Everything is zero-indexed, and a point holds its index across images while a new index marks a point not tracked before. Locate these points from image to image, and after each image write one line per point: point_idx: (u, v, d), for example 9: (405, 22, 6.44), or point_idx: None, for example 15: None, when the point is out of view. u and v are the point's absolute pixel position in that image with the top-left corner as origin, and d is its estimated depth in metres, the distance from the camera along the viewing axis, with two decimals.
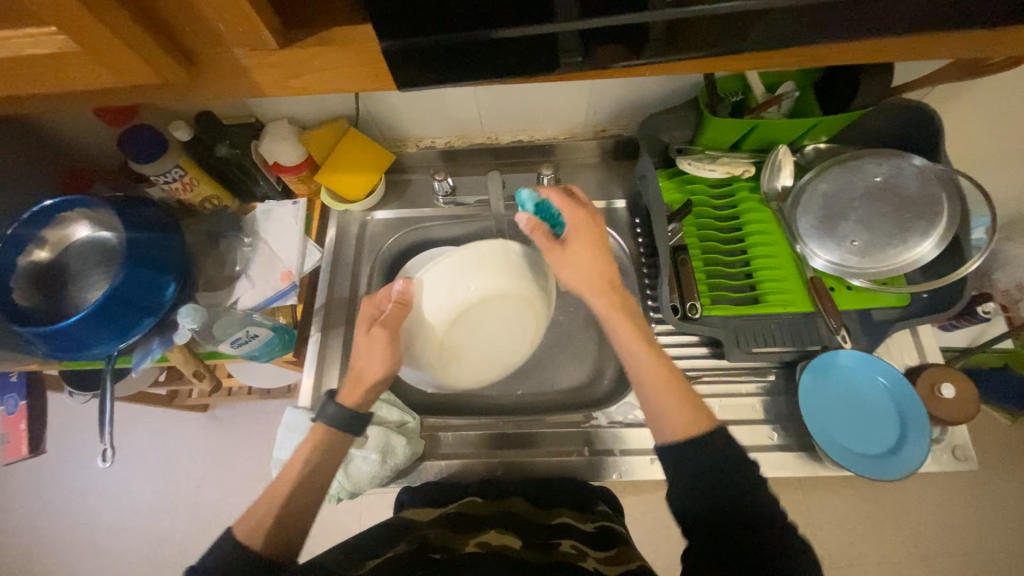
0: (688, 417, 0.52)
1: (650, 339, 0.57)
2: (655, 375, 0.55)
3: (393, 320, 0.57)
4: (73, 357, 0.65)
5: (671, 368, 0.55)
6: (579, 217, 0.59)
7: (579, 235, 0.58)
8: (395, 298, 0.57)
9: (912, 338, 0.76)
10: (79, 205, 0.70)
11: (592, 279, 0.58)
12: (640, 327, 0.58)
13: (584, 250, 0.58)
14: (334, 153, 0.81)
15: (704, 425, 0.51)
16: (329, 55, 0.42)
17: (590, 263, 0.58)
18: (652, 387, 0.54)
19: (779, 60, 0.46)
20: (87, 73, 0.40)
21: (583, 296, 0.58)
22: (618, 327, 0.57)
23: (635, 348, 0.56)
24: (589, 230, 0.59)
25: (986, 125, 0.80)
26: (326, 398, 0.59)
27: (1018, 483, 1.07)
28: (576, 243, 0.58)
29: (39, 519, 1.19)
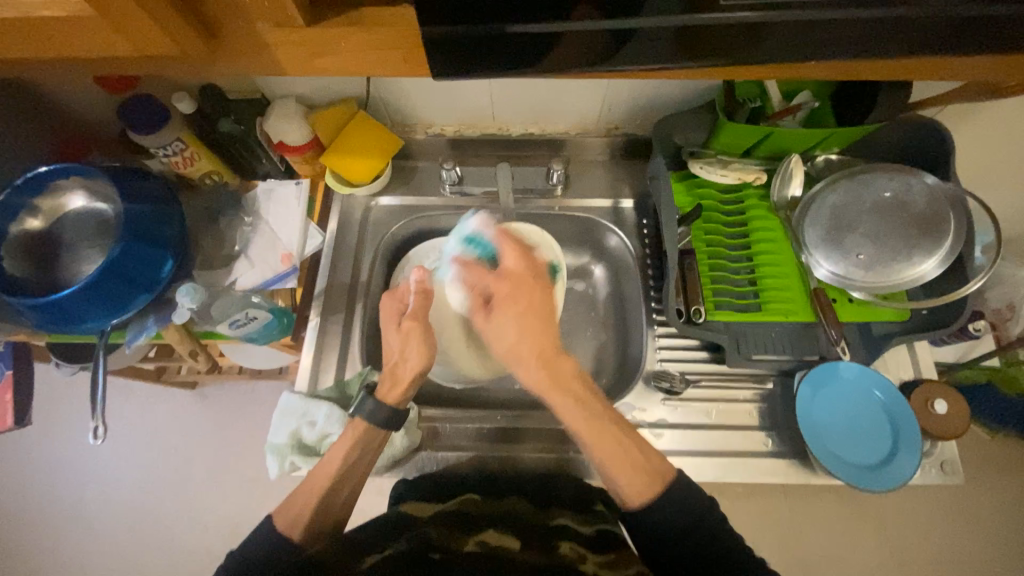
0: (638, 487, 0.52)
1: (598, 410, 0.55)
2: (608, 446, 0.53)
3: (419, 310, 0.63)
4: (66, 330, 0.64)
5: (624, 440, 0.54)
6: (502, 281, 0.60)
7: (504, 299, 0.59)
8: (416, 289, 0.64)
9: (908, 353, 0.77)
10: (75, 174, 0.67)
11: (518, 352, 0.56)
12: (585, 395, 0.55)
13: (507, 317, 0.58)
14: (342, 135, 0.79)
15: (655, 492, 0.52)
16: (354, 36, 0.40)
17: (514, 329, 0.57)
18: (604, 460, 0.53)
19: (806, 71, 0.45)
20: (102, 37, 0.38)
21: (514, 368, 0.57)
22: (557, 402, 0.55)
23: (578, 424, 0.54)
24: (516, 296, 0.58)
25: (996, 145, 0.81)
26: (366, 393, 0.60)
27: (994, 497, 1.09)
28: (503, 308, 0.58)
29: (20, 490, 1.17)
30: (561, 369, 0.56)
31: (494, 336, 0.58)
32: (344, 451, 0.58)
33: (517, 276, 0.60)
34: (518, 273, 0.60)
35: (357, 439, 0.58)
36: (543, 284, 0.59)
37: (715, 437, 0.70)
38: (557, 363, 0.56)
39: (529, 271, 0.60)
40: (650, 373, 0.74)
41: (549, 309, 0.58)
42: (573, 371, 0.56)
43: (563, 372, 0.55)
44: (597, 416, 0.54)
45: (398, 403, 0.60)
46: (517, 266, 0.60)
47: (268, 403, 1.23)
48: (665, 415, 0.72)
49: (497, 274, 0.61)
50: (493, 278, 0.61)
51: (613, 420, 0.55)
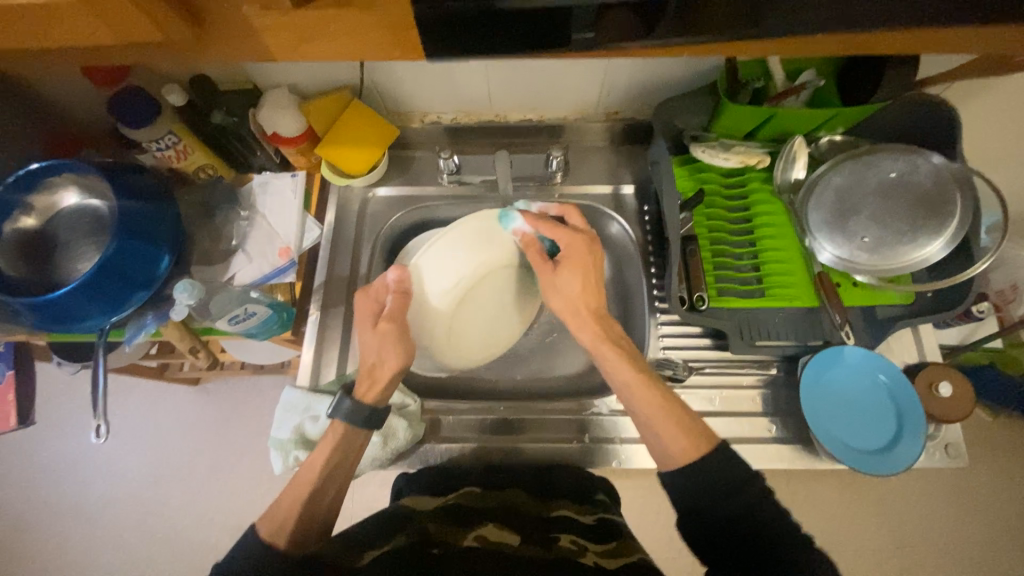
0: (684, 445, 0.53)
1: (644, 367, 0.59)
2: (653, 400, 0.56)
3: (396, 311, 0.62)
4: (64, 329, 0.63)
5: (667, 399, 0.56)
6: (568, 237, 0.64)
7: (570, 257, 0.63)
8: (393, 288, 0.63)
9: (913, 337, 0.76)
10: (67, 170, 0.66)
11: (580, 304, 0.62)
12: (633, 354, 0.60)
13: (572, 274, 0.63)
14: (336, 125, 0.78)
15: (702, 451, 0.52)
16: (343, 19, 0.39)
17: (580, 286, 0.62)
18: (648, 415, 0.55)
19: (813, 47, 0.44)
20: (82, 24, 0.37)
21: (572, 324, 0.62)
22: (604, 353, 0.60)
23: (626, 377, 0.58)
24: (582, 254, 0.63)
25: (1004, 123, 0.79)
26: (341, 394, 0.60)
27: (996, 477, 1.10)
28: (570, 265, 0.63)
29: (28, 488, 1.18)
30: (612, 330, 0.62)
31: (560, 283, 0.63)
32: (328, 449, 0.58)
33: (578, 237, 0.64)
34: (573, 241, 0.63)
35: (348, 439, 0.59)
36: (598, 248, 0.64)
37: (719, 424, 0.70)
38: (608, 324, 0.62)
39: (584, 237, 0.64)
40: (653, 360, 0.74)
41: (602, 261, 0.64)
42: (618, 333, 0.62)
43: (612, 330, 0.62)
44: (643, 371, 0.58)
45: (373, 400, 0.60)
46: (568, 233, 0.64)
47: (270, 398, 1.24)
48: None
49: (554, 230, 0.65)
50: (556, 237, 0.64)
51: (654, 380, 0.58)
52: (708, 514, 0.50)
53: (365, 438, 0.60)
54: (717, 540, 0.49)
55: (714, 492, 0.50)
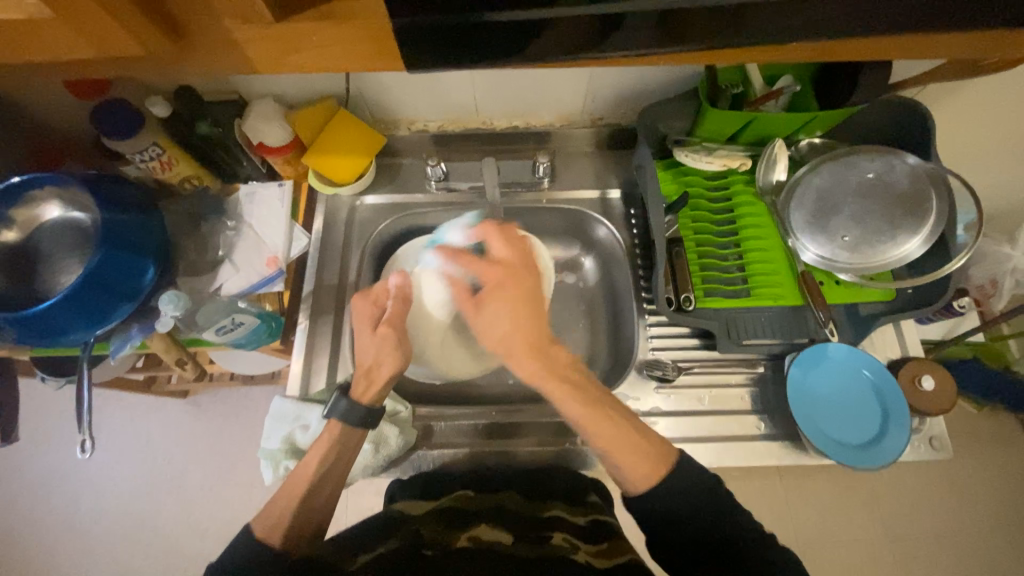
0: (643, 471, 0.51)
1: (596, 395, 0.56)
2: (606, 430, 0.54)
3: (396, 316, 0.63)
4: (47, 344, 0.62)
5: (621, 426, 0.54)
6: (494, 267, 0.61)
7: (496, 286, 0.60)
8: (393, 293, 0.64)
9: (895, 332, 0.78)
10: (49, 183, 0.65)
11: (506, 344, 0.58)
12: (579, 380, 0.57)
13: (499, 305, 0.59)
14: (322, 134, 0.78)
15: (659, 475, 0.51)
16: (325, 30, 0.39)
17: (505, 322, 0.58)
18: (604, 447, 0.53)
19: (789, 53, 0.45)
20: (63, 40, 0.38)
21: (507, 358, 0.58)
22: (553, 390, 0.55)
23: (576, 411, 0.54)
24: (504, 281, 0.60)
25: (976, 123, 0.82)
26: (340, 394, 0.60)
27: (981, 468, 1.12)
28: (493, 295, 0.60)
29: (11, 508, 1.15)
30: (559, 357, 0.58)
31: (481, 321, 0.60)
32: (321, 453, 0.58)
33: (509, 262, 0.62)
34: (508, 260, 0.62)
35: (337, 446, 0.59)
36: (530, 269, 0.62)
37: (709, 423, 0.71)
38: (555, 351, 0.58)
39: (518, 261, 0.62)
40: (643, 361, 0.75)
41: (532, 287, 0.61)
42: (566, 358, 0.58)
43: (557, 360, 0.57)
44: (594, 399, 0.55)
45: (372, 400, 0.61)
46: (507, 254, 0.62)
47: (260, 408, 1.22)
48: (659, 404, 0.72)
49: (488, 262, 0.62)
50: (481, 268, 0.62)
51: (609, 405, 0.55)
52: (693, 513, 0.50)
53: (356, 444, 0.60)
54: (699, 546, 0.49)
55: (699, 490, 0.50)
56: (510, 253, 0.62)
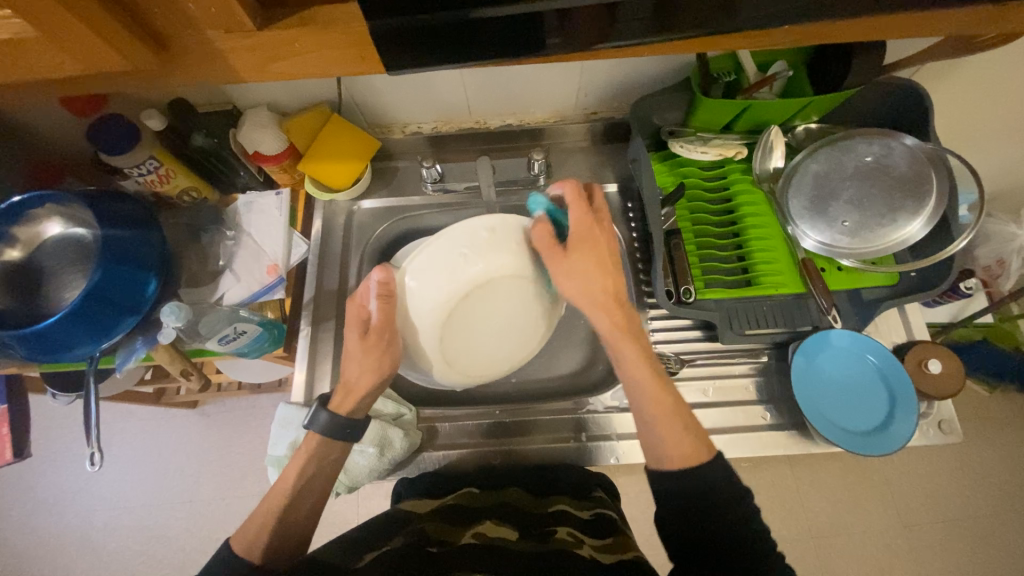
0: (687, 448, 0.51)
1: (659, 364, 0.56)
2: (671, 402, 0.53)
3: (385, 319, 0.58)
4: (53, 359, 0.63)
5: (677, 403, 0.53)
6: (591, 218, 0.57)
7: (584, 237, 0.56)
8: (378, 292, 0.58)
9: (901, 316, 0.77)
10: (50, 201, 0.66)
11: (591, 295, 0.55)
12: (644, 344, 0.56)
13: (586, 258, 0.56)
14: (317, 141, 0.78)
15: (703, 456, 0.51)
16: (308, 37, 0.40)
17: (598, 272, 0.55)
18: (657, 417, 0.52)
19: (777, 39, 0.44)
20: (48, 59, 0.38)
21: (587, 310, 0.56)
22: (625, 348, 0.55)
23: (642, 372, 0.54)
24: (597, 235, 0.57)
25: (975, 102, 0.81)
26: (318, 406, 0.60)
27: (995, 450, 1.11)
28: (583, 246, 0.56)
29: (29, 522, 1.17)
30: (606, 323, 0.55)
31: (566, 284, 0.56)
32: (306, 473, 0.59)
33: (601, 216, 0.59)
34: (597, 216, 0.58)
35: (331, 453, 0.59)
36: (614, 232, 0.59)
37: (712, 415, 0.71)
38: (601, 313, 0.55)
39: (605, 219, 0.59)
40: None
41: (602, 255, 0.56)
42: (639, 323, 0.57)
43: (632, 320, 0.56)
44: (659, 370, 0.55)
45: (348, 412, 0.61)
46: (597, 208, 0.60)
47: (268, 416, 1.23)
48: None
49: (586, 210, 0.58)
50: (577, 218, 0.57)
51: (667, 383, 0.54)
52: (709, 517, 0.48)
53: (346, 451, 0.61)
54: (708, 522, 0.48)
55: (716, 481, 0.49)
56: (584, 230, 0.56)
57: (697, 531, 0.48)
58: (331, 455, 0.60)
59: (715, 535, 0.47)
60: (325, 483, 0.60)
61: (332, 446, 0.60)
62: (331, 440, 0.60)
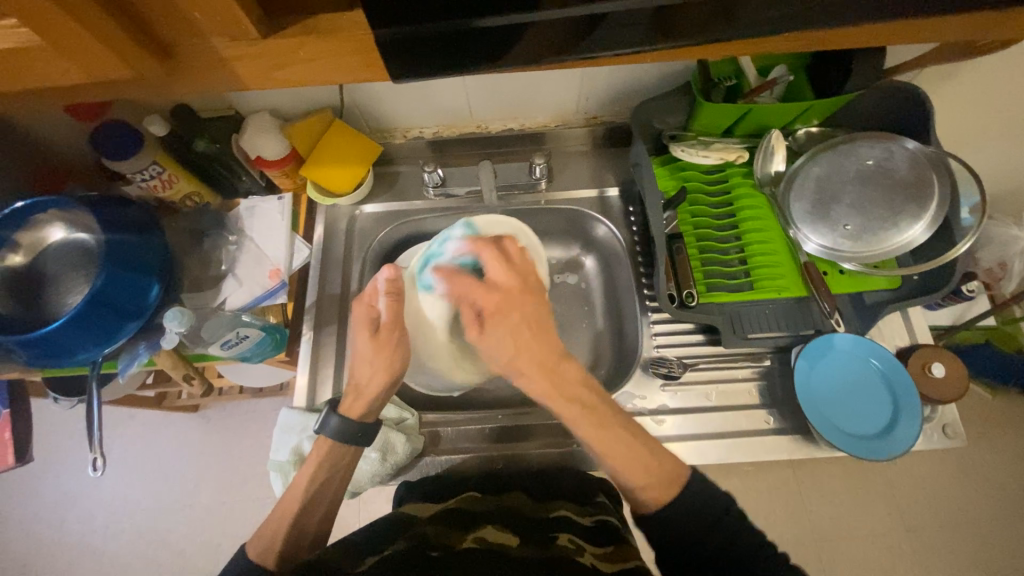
0: (651, 489, 0.49)
1: (608, 416, 0.51)
2: (620, 453, 0.50)
3: (395, 316, 0.60)
4: (56, 364, 0.63)
5: (633, 441, 0.51)
6: (490, 293, 0.55)
7: (496, 312, 0.54)
8: (386, 291, 0.60)
9: (904, 319, 0.77)
10: (53, 206, 0.66)
11: (515, 363, 0.52)
12: (589, 400, 0.52)
13: (501, 333, 0.53)
14: (319, 146, 0.79)
15: (670, 494, 0.49)
16: (314, 44, 0.40)
17: (509, 344, 0.52)
18: (615, 464, 0.50)
19: (778, 45, 0.44)
20: (53, 67, 0.38)
21: (513, 380, 0.53)
22: (562, 409, 0.51)
23: (586, 430, 0.51)
24: (508, 306, 0.54)
25: (976, 105, 0.81)
26: (329, 410, 0.60)
27: (999, 454, 1.10)
28: (496, 321, 0.53)
29: (29, 527, 1.16)
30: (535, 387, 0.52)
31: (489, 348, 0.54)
32: (307, 477, 0.59)
33: (509, 285, 0.55)
34: (506, 286, 0.55)
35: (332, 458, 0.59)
36: (534, 292, 0.55)
37: (716, 419, 0.70)
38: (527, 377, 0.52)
39: (520, 281, 0.55)
40: (648, 359, 0.74)
41: (515, 316, 0.53)
42: (578, 375, 0.52)
43: (566, 377, 0.52)
44: (604, 421, 0.51)
45: (361, 416, 0.60)
46: (507, 277, 0.55)
47: (270, 420, 1.23)
48: (666, 401, 0.72)
49: (484, 286, 0.56)
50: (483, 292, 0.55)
51: (618, 419, 0.52)
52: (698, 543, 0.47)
53: (347, 455, 0.60)
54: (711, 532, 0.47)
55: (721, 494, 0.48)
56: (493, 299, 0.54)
57: (699, 548, 0.47)
58: (334, 458, 0.60)
59: (712, 552, 0.47)
60: (327, 488, 0.60)
61: (337, 448, 0.60)
62: (333, 445, 0.59)
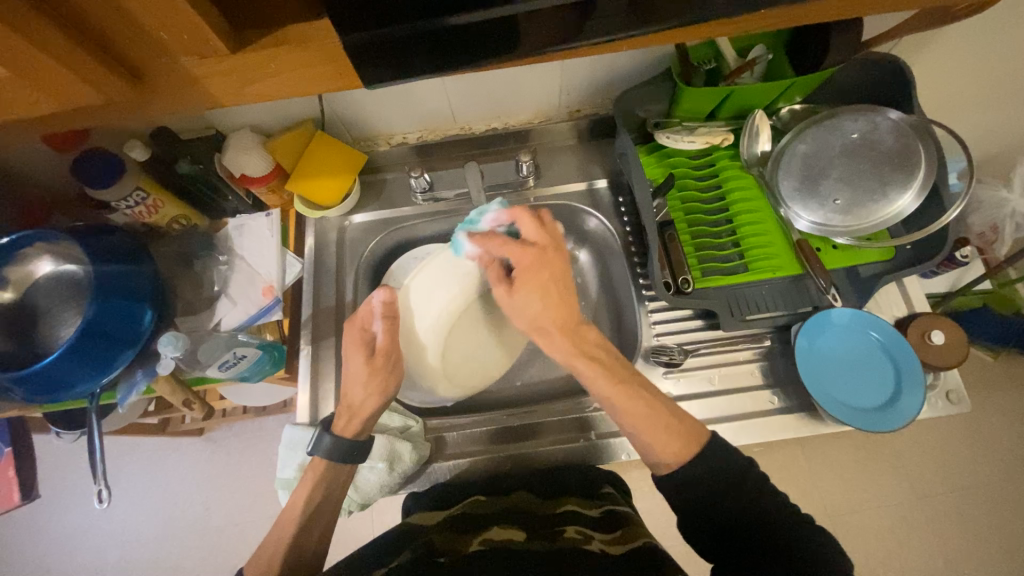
0: (676, 447, 0.49)
1: (623, 373, 0.52)
2: (637, 411, 0.50)
3: (390, 339, 0.59)
4: (53, 399, 0.62)
5: (652, 404, 0.51)
6: (525, 251, 0.55)
7: (528, 270, 0.55)
8: (380, 313, 0.59)
9: (900, 290, 0.77)
10: (38, 240, 0.65)
11: (543, 321, 0.54)
12: (607, 361, 0.53)
13: (529, 292, 0.54)
14: (303, 159, 0.78)
15: (694, 452, 0.48)
16: (285, 56, 0.39)
17: (540, 298, 0.54)
18: (636, 425, 0.50)
19: (756, 22, 0.43)
20: (20, 99, 0.38)
21: (540, 339, 0.55)
22: (583, 368, 0.52)
23: (604, 387, 0.51)
24: (539, 266, 0.55)
25: (957, 71, 0.81)
26: (322, 430, 0.59)
27: (1005, 416, 1.10)
28: (526, 282, 0.55)
29: (42, 562, 1.16)
30: (568, 336, 0.54)
31: (521, 298, 0.55)
32: (315, 492, 0.59)
33: (541, 244, 0.56)
34: (541, 243, 0.56)
35: (331, 462, 0.59)
36: (563, 253, 0.56)
37: (721, 404, 0.70)
38: (551, 331, 0.54)
39: (554, 241, 0.56)
40: (649, 349, 0.74)
41: (563, 259, 0.56)
42: (597, 337, 0.55)
43: (587, 339, 0.54)
44: (623, 379, 0.52)
45: (354, 433, 0.60)
46: (538, 237, 0.56)
47: (276, 438, 1.22)
48: (670, 389, 0.72)
49: (519, 244, 0.56)
50: (515, 249, 0.56)
51: (638, 382, 0.52)
52: (718, 509, 0.47)
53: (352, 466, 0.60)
54: (726, 515, 0.46)
55: (733, 473, 0.47)
56: (543, 240, 0.56)
57: (709, 519, 0.47)
58: (340, 471, 0.60)
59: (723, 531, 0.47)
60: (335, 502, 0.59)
61: (342, 459, 0.59)
62: (339, 457, 0.59)
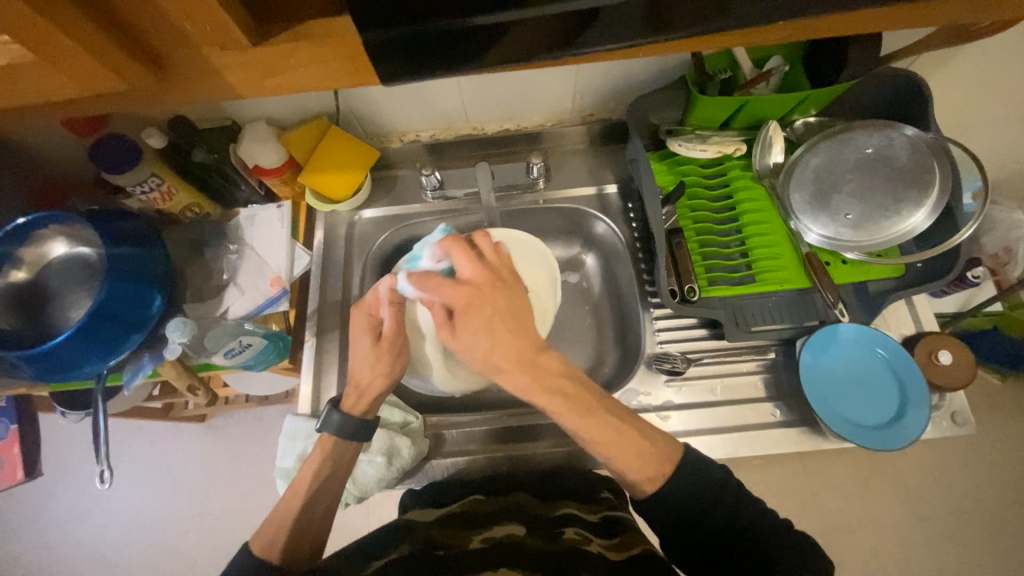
0: (648, 473, 0.47)
1: (591, 401, 0.48)
2: (606, 437, 0.47)
3: (398, 325, 0.59)
4: (62, 379, 0.63)
5: (626, 428, 0.48)
6: (459, 289, 0.48)
7: (466, 310, 0.47)
8: (388, 300, 0.59)
9: (909, 308, 0.76)
10: (54, 222, 0.66)
11: (495, 362, 0.46)
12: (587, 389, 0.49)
13: (472, 331, 0.47)
14: (316, 153, 0.79)
15: (664, 475, 0.47)
16: (305, 50, 0.40)
17: (483, 342, 0.46)
18: (609, 452, 0.47)
19: (773, 33, 0.43)
20: (46, 82, 0.39)
21: (496, 379, 0.47)
22: (544, 402, 0.46)
23: (574, 421, 0.47)
24: (477, 301, 0.47)
25: (976, 89, 0.80)
26: (331, 407, 0.61)
27: (1011, 440, 1.09)
28: (467, 320, 0.47)
29: (41, 540, 1.17)
30: (543, 368, 0.47)
31: (461, 345, 0.47)
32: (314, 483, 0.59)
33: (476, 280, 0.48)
34: (476, 279, 0.48)
35: (331, 453, 0.60)
36: (505, 285, 0.49)
37: (723, 414, 0.70)
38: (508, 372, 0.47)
39: (490, 276, 0.49)
40: (652, 356, 0.74)
41: (507, 294, 0.48)
42: (559, 366, 0.48)
43: (548, 370, 0.47)
44: (591, 409, 0.47)
45: (364, 412, 0.61)
46: (472, 274, 0.49)
47: (276, 428, 1.23)
48: (672, 397, 0.72)
49: (452, 282, 0.48)
50: (448, 288, 0.48)
51: (606, 406, 0.48)
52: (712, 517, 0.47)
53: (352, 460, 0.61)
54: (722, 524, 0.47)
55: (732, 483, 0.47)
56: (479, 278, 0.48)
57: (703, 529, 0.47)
58: (340, 462, 0.60)
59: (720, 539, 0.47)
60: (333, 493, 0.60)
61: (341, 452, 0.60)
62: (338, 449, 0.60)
